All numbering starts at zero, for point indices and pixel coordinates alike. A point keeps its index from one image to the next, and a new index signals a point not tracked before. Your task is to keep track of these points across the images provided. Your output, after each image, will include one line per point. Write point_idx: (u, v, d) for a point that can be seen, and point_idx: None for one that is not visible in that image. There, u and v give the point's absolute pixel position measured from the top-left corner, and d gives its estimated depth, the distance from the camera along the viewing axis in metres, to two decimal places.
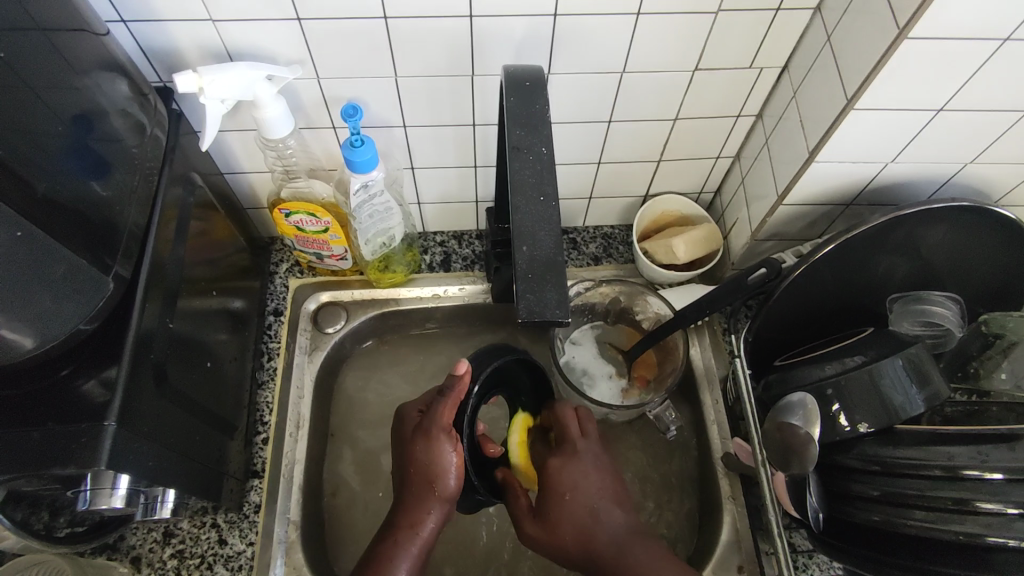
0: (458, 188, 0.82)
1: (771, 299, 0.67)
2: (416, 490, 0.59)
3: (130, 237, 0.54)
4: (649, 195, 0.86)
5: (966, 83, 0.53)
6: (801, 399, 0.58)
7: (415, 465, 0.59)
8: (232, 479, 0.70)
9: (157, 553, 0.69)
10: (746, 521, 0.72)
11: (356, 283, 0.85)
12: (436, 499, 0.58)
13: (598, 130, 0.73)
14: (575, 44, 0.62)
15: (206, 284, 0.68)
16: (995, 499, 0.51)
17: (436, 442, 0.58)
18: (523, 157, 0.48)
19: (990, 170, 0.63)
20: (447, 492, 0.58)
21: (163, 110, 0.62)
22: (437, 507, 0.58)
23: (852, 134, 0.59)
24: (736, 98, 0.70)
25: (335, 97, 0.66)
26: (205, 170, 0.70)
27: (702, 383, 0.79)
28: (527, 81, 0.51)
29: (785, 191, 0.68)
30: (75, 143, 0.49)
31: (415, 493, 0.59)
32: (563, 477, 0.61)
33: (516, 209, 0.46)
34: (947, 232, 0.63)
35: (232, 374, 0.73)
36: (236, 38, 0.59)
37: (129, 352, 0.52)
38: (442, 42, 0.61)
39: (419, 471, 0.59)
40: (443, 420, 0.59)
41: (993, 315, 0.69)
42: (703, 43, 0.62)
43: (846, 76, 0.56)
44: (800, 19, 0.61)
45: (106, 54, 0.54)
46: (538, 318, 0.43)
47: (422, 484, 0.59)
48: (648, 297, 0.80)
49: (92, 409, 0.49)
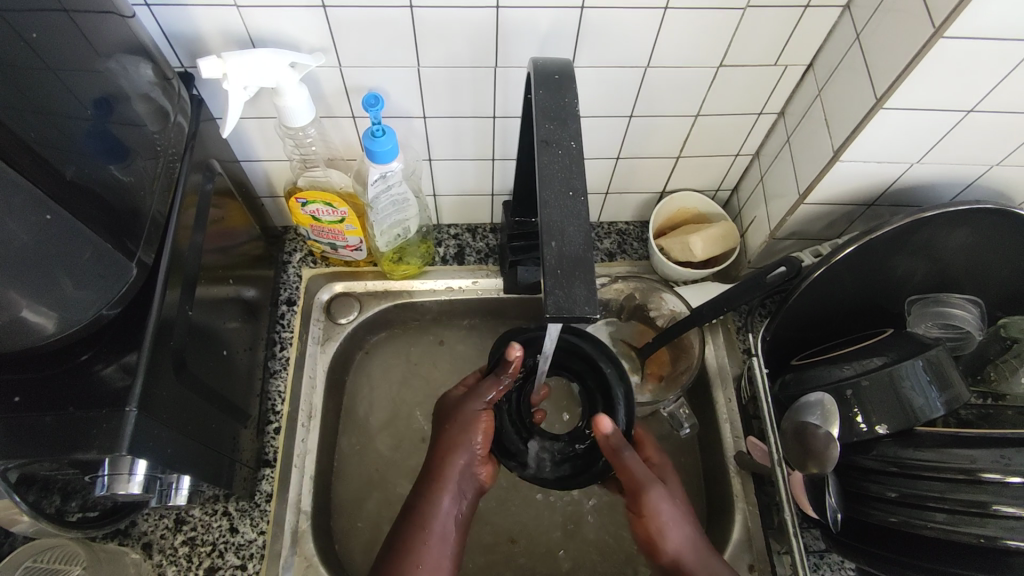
0: (475, 182, 0.82)
1: (791, 298, 0.66)
2: (441, 473, 0.61)
3: (152, 224, 0.53)
4: (666, 192, 0.85)
5: (1000, 82, 0.52)
6: (820, 399, 0.59)
7: (445, 416, 0.63)
8: (245, 467, 0.70)
9: (169, 540, 0.69)
10: (758, 520, 0.72)
11: (370, 275, 0.85)
12: (451, 466, 0.62)
13: (619, 124, 0.73)
14: (601, 37, 0.61)
15: (222, 272, 0.68)
16: (1017, 503, 0.50)
17: (465, 405, 0.63)
18: (553, 151, 0.47)
19: (1016, 173, 0.63)
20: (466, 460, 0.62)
21: (186, 96, 0.61)
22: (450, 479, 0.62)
23: (879, 134, 0.58)
24: (759, 94, 0.69)
25: (357, 86, 0.66)
26: (223, 157, 0.70)
27: (715, 382, 0.79)
28: (556, 74, 0.51)
29: (807, 191, 0.67)
30: (97, 126, 0.48)
31: (427, 488, 0.61)
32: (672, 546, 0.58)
33: (545, 204, 0.45)
34: (968, 236, 0.63)
35: (245, 363, 0.73)
36: (260, 24, 0.58)
37: (151, 338, 0.51)
38: (467, 34, 0.60)
39: (454, 423, 0.62)
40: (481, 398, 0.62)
41: (1013, 319, 0.67)
42: (730, 39, 0.62)
43: (875, 75, 0.55)
44: (828, 17, 0.60)
45: (131, 36, 0.54)
46: (567, 314, 0.41)
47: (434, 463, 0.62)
48: (664, 295, 0.80)
49: (113, 394, 0.48)
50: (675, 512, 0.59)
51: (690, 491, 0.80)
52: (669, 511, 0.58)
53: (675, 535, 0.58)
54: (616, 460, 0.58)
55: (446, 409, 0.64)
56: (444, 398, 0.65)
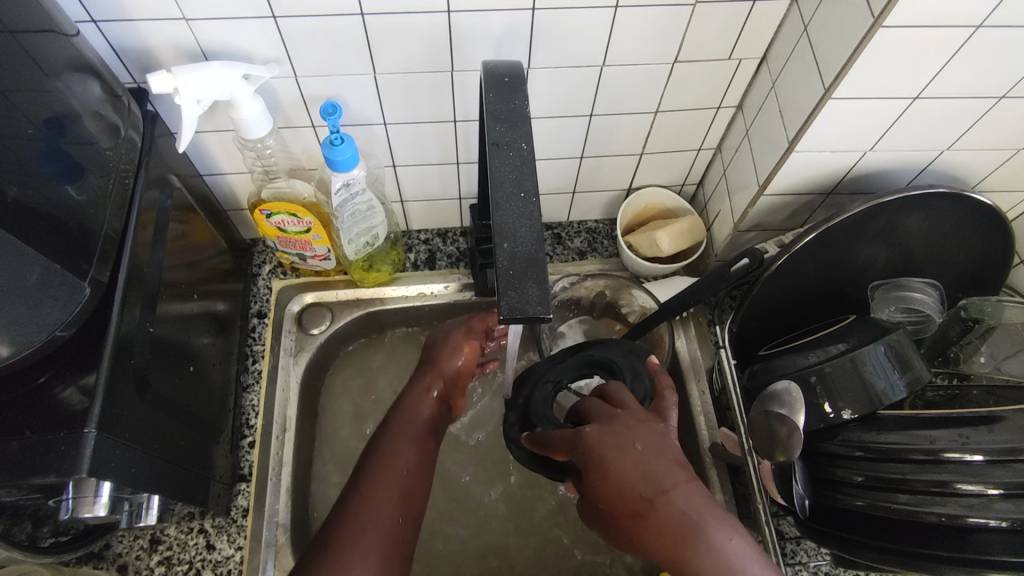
0: (441, 186, 0.82)
1: (754, 290, 0.67)
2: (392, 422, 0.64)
3: (106, 241, 0.53)
4: (632, 189, 0.86)
5: (943, 68, 0.53)
6: (787, 389, 0.59)
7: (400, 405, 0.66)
8: (219, 483, 0.69)
9: (144, 561, 0.69)
10: (735, 510, 0.72)
11: (341, 283, 0.85)
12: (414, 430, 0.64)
13: (580, 124, 0.73)
14: (554, 38, 0.62)
15: (187, 287, 0.67)
16: (976, 481, 0.51)
17: (422, 388, 0.67)
18: (504, 152, 0.47)
19: (967, 156, 0.64)
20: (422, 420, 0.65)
21: (137, 112, 0.61)
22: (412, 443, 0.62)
23: (831, 124, 0.59)
24: (715, 90, 0.70)
25: (314, 96, 0.66)
26: (182, 172, 0.69)
27: (689, 374, 0.79)
28: (507, 76, 0.51)
29: (766, 182, 0.68)
30: (47, 149, 0.48)
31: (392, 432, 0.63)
32: (624, 467, 0.40)
33: (498, 206, 0.45)
34: (924, 220, 0.64)
35: (216, 378, 0.72)
36: (211, 37, 0.58)
37: (109, 358, 0.51)
38: (421, 40, 0.60)
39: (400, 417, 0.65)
40: (430, 367, 0.68)
41: (972, 299, 0.70)
42: (682, 36, 0.63)
43: (823, 66, 0.56)
44: (777, 11, 0.61)
45: (76, 55, 0.53)
46: (520, 314, 0.42)
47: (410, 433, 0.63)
48: (634, 291, 0.80)
49: (72, 416, 0.48)
50: (734, 536, 0.37)
51: None
52: (666, 480, 0.39)
53: (686, 495, 0.38)
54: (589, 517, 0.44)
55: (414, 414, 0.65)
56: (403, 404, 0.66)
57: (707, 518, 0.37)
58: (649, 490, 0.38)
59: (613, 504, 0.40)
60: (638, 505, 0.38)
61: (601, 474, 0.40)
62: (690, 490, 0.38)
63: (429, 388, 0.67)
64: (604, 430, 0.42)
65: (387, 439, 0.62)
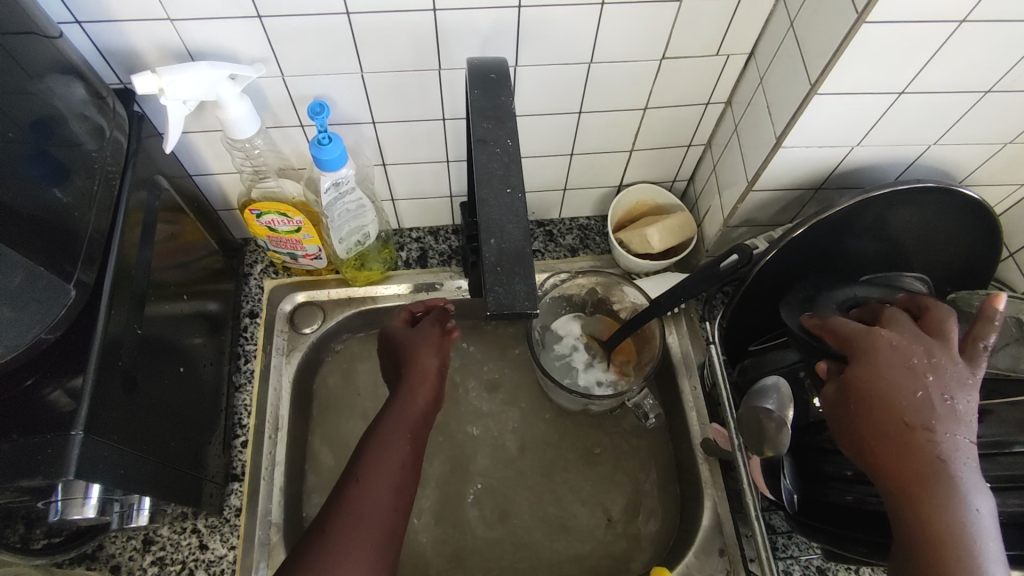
0: (432, 184, 0.82)
1: (743, 285, 0.67)
2: (377, 430, 0.61)
3: (92, 242, 0.53)
4: (623, 185, 0.86)
5: (929, 61, 0.53)
6: (775, 384, 0.60)
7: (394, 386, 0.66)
8: (211, 484, 0.69)
9: (137, 561, 0.69)
10: (727, 505, 0.73)
11: (334, 283, 0.84)
12: (400, 437, 0.60)
13: (569, 121, 0.73)
14: (541, 36, 0.62)
15: (177, 288, 0.67)
16: None
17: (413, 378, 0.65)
18: (489, 149, 0.47)
19: (955, 151, 0.64)
20: (416, 420, 0.62)
21: (123, 112, 0.61)
22: (402, 435, 0.60)
23: (817, 120, 0.59)
24: (704, 86, 0.70)
25: (302, 95, 0.66)
26: (171, 172, 0.69)
27: (680, 370, 0.80)
28: (492, 73, 0.50)
29: (755, 178, 0.68)
30: (31, 150, 0.48)
31: (373, 445, 0.59)
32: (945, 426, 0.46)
33: (483, 203, 0.45)
34: (912, 214, 0.64)
35: (207, 379, 0.72)
36: (196, 37, 0.58)
37: (95, 360, 0.51)
38: (407, 38, 0.60)
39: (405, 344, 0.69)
40: (415, 361, 0.67)
41: (961, 294, 0.69)
42: (669, 32, 0.63)
43: (809, 62, 0.56)
44: (764, 7, 0.61)
45: (59, 57, 0.53)
46: (507, 310, 0.42)
47: (398, 411, 0.62)
48: (625, 287, 0.80)
49: (59, 419, 0.48)
50: (950, 495, 0.44)
51: (661, 480, 0.81)
52: (943, 426, 0.46)
53: (954, 441, 0.46)
54: (831, 410, 0.51)
55: (404, 342, 0.69)
56: (401, 333, 0.70)
57: (965, 480, 0.45)
58: (915, 419, 0.47)
59: (890, 454, 0.47)
60: (899, 425, 0.47)
61: (885, 400, 0.48)
62: (961, 452, 0.46)
63: (418, 370, 0.66)
64: (898, 352, 0.50)
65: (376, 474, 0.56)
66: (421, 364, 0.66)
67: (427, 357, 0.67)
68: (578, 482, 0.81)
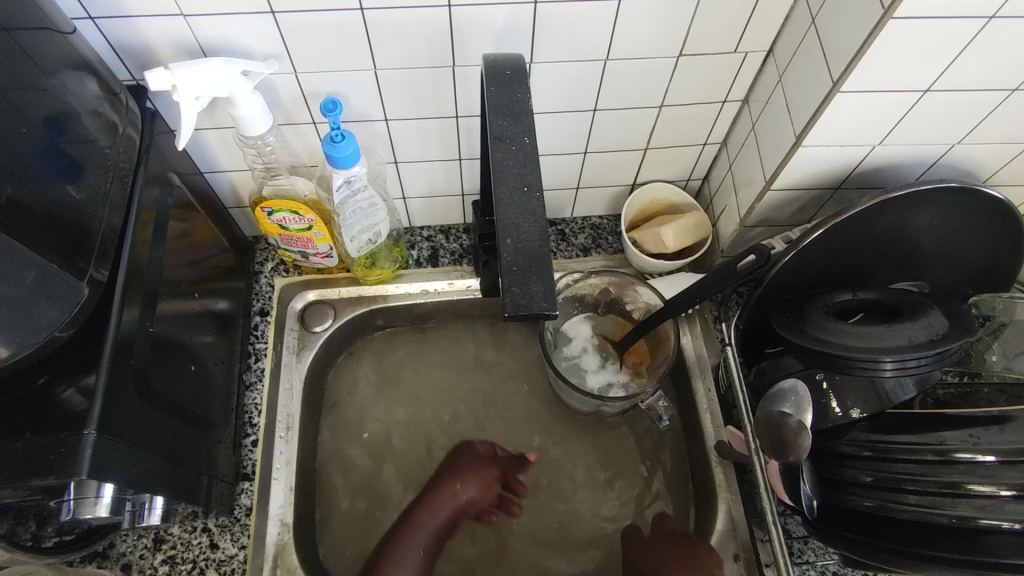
0: (443, 182, 0.81)
1: (761, 287, 0.66)
2: (420, 509, 0.77)
3: (105, 240, 0.52)
4: (636, 184, 0.85)
5: (956, 58, 0.52)
6: (793, 387, 0.58)
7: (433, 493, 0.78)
8: (222, 483, 0.69)
9: (148, 560, 0.69)
10: (742, 509, 0.72)
11: (344, 281, 0.84)
12: (451, 503, 0.76)
13: (584, 119, 0.72)
14: (557, 33, 0.61)
15: (188, 286, 0.66)
16: (988, 482, 0.50)
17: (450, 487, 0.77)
18: (506, 147, 0.46)
19: (979, 150, 0.63)
20: (462, 498, 0.77)
21: (136, 109, 0.60)
22: (447, 505, 0.76)
23: (839, 118, 0.58)
24: (721, 83, 0.69)
25: (315, 92, 0.65)
26: (183, 170, 0.69)
27: (694, 372, 0.79)
28: (508, 70, 0.50)
29: (773, 178, 0.67)
30: (43, 146, 0.48)
31: (405, 530, 0.75)
32: None
33: (500, 202, 0.45)
34: (934, 216, 0.63)
35: (218, 377, 0.72)
36: (209, 33, 0.57)
37: (108, 358, 0.50)
38: (422, 34, 0.59)
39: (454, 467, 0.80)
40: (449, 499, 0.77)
41: (982, 296, 0.69)
42: (687, 29, 0.62)
43: (831, 59, 0.55)
44: (784, 2, 0.60)
45: (73, 53, 0.53)
46: (525, 311, 0.41)
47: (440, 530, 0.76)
48: (638, 287, 0.79)
49: (72, 418, 0.48)
50: None
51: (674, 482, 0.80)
52: None
53: None
54: None
55: (460, 464, 0.80)
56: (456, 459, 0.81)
57: None
58: None
59: None
60: None
61: None
62: None
63: (454, 491, 0.77)
64: None
65: (418, 537, 0.74)
66: (446, 497, 0.77)
67: (466, 484, 0.77)
68: (590, 483, 0.80)
